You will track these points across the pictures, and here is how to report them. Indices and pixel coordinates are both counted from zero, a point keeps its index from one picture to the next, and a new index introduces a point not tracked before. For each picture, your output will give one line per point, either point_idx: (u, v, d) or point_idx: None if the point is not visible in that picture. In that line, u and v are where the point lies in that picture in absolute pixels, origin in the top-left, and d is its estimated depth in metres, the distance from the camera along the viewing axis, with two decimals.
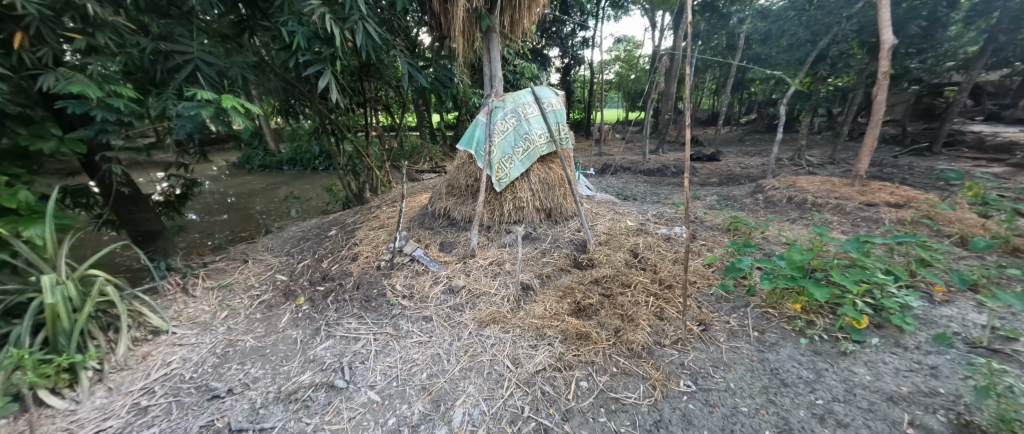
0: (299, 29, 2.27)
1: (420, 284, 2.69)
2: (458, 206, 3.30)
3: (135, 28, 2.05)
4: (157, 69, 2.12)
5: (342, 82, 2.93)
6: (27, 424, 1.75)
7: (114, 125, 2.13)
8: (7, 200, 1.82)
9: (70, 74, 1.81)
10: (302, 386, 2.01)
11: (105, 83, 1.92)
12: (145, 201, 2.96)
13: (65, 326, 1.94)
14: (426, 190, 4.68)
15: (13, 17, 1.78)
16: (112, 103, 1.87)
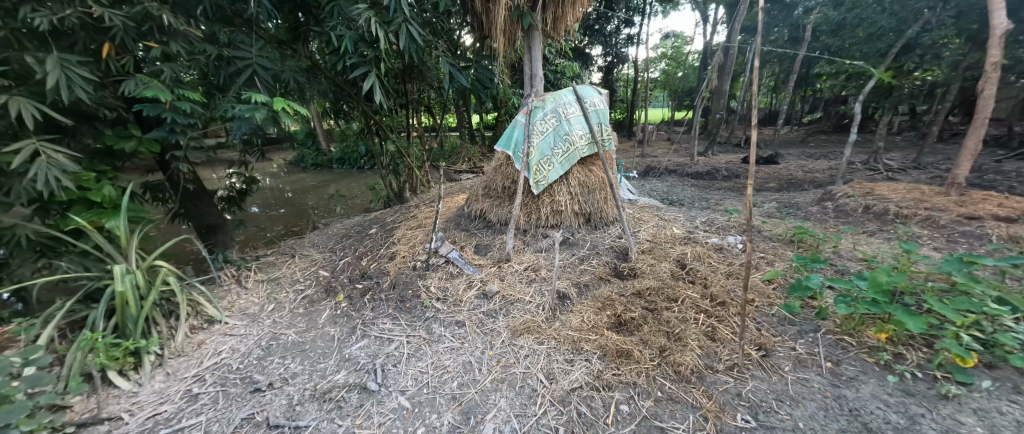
0: (347, 33, 2.42)
1: (453, 288, 2.65)
2: (495, 208, 3.26)
3: (204, 36, 2.35)
4: (222, 74, 2.39)
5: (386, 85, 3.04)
6: (97, 402, 1.88)
7: (183, 126, 2.35)
8: (94, 193, 2.12)
9: (149, 79, 2.09)
10: (336, 385, 2.01)
11: (174, 87, 2.19)
12: (209, 196, 3.20)
13: (132, 311, 2.08)
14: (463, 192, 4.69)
15: (103, 29, 2.13)
16: (182, 106, 2.12)
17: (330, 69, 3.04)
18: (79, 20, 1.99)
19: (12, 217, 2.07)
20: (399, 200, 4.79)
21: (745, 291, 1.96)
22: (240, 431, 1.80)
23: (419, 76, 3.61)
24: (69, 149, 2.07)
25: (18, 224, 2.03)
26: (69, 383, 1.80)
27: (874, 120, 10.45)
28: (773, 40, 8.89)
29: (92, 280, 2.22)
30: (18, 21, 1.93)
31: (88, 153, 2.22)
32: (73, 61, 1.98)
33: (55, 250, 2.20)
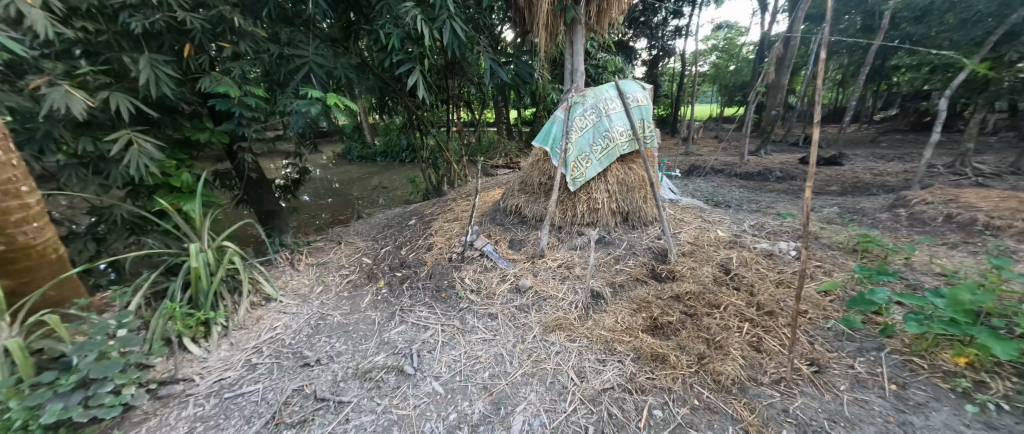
0: (394, 30, 2.53)
1: (487, 280, 2.70)
2: (531, 203, 3.28)
3: (268, 36, 2.54)
4: (281, 72, 2.55)
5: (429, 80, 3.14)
6: (174, 364, 2.12)
7: (248, 119, 2.57)
8: (174, 179, 2.39)
9: (220, 76, 2.30)
10: (376, 366, 2.13)
11: (241, 83, 2.38)
12: (269, 184, 3.48)
13: (204, 286, 2.31)
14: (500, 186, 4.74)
15: (184, 32, 2.37)
16: (248, 100, 2.31)
17: (378, 66, 3.18)
18: (165, 24, 2.23)
19: (112, 199, 2.39)
20: (437, 193, 4.93)
21: (797, 305, 1.81)
22: (292, 401, 1.96)
23: (461, 72, 3.68)
24: (156, 139, 2.33)
25: (116, 204, 2.34)
26: (151, 345, 2.05)
27: (962, 118, 9.26)
28: (844, 29, 8.13)
29: (171, 256, 2.50)
30: (116, 26, 2.19)
31: (170, 143, 2.49)
32: (159, 60, 2.22)
33: (143, 228, 2.51)
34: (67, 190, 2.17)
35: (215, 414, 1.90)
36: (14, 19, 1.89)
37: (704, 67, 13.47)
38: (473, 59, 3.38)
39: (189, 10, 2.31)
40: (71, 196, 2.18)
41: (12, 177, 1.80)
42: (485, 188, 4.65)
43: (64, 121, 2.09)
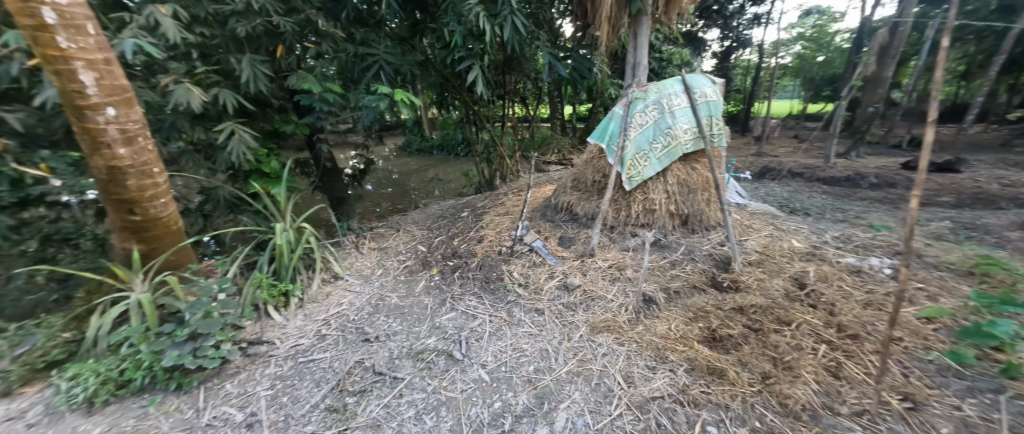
0: (457, 27, 2.64)
1: (535, 276, 2.71)
2: (583, 201, 3.23)
3: (346, 36, 2.82)
4: (356, 70, 2.80)
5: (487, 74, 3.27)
6: (260, 327, 2.40)
7: (326, 114, 2.79)
8: (265, 166, 2.72)
9: (305, 74, 2.54)
10: (427, 348, 2.25)
11: (322, 80, 2.61)
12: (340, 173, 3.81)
13: (286, 261, 2.57)
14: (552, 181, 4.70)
15: (277, 35, 2.64)
16: (326, 96, 2.53)
17: (440, 62, 3.33)
18: (262, 27, 2.51)
19: (216, 181, 2.76)
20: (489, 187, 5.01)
21: (891, 329, 1.55)
22: (353, 372, 2.12)
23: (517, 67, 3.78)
24: (252, 129, 2.65)
25: (220, 186, 2.73)
26: (243, 310, 2.33)
27: None
28: (971, 11, 6.74)
29: (260, 233, 2.83)
30: (223, 31, 2.50)
31: (262, 133, 2.83)
32: (257, 60, 2.51)
33: (240, 206, 2.89)
34: (185, 172, 2.57)
35: (292, 375, 2.12)
36: (149, 27, 2.23)
37: (785, 57, 11.18)
38: (531, 54, 3.40)
39: (282, 14, 2.57)
40: (186, 177, 2.57)
41: (148, 159, 2.13)
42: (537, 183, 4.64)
43: (182, 113, 2.44)
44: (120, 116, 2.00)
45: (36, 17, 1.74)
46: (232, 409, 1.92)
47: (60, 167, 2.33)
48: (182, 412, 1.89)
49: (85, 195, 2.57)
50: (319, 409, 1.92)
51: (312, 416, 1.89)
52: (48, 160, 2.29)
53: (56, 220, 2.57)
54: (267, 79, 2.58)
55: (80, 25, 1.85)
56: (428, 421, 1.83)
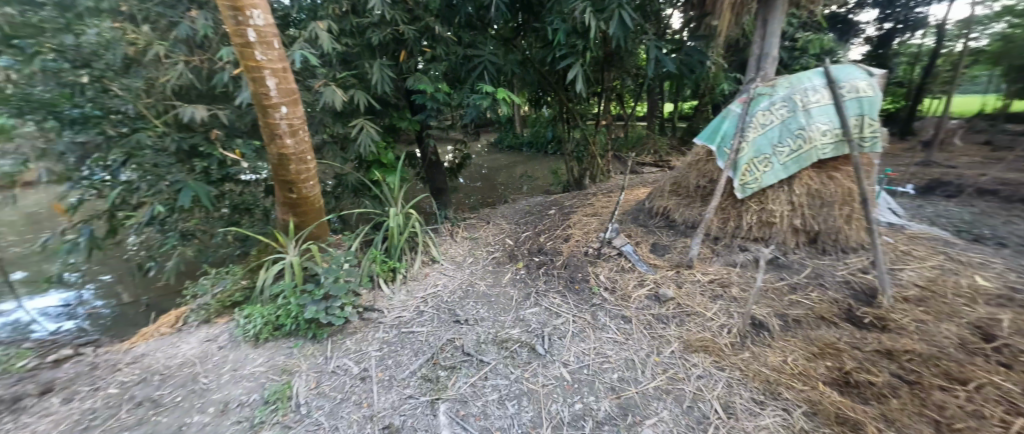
0: (560, 26, 2.64)
1: (622, 282, 2.58)
2: (682, 207, 2.98)
3: (456, 39, 3.08)
4: (463, 70, 3.05)
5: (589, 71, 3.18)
6: (371, 296, 2.53)
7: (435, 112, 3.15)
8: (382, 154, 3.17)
9: (421, 76, 2.83)
10: (512, 339, 2.23)
11: (435, 81, 2.90)
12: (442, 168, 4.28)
13: (396, 242, 2.80)
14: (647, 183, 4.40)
15: (400, 41, 2.98)
16: (437, 95, 2.80)
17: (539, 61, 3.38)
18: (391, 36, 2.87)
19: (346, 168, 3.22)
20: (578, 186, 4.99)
21: None
22: (445, 349, 2.15)
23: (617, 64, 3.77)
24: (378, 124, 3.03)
25: (350, 172, 3.21)
26: (363, 282, 2.47)
27: None
28: None
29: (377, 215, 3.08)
30: (361, 40, 2.90)
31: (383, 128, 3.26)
32: (384, 65, 2.86)
33: (363, 190, 3.36)
34: (325, 159, 3.06)
35: (395, 342, 2.20)
36: (309, 39, 2.69)
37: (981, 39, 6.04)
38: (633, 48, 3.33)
39: (406, 23, 2.90)
40: (326, 164, 3.07)
41: (306, 149, 2.32)
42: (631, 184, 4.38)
43: (327, 111, 2.92)
44: (291, 113, 2.21)
45: (243, 35, 2.02)
46: (349, 363, 2.06)
47: (248, 152, 2.96)
48: (316, 358, 2.08)
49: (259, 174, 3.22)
50: (416, 377, 1.98)
51: (410, 381, 1.96)
52: (240, 147, 2.93)
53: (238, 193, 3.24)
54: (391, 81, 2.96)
55: (269, 40, 2.09)
56: (511, 408, 1.82)
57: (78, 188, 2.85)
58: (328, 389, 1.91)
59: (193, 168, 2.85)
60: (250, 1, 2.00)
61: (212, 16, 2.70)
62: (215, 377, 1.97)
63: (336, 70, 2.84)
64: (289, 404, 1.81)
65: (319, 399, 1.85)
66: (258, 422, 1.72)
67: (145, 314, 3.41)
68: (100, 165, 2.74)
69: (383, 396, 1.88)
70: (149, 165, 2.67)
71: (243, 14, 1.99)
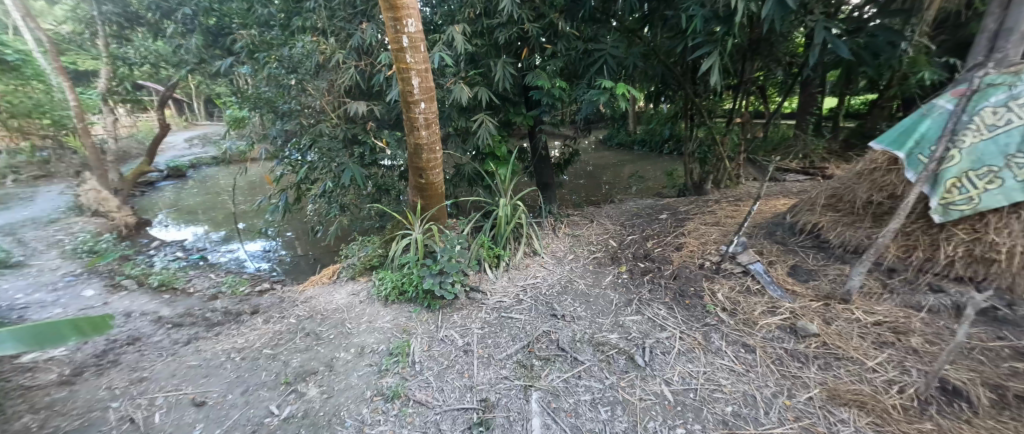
0: (699, 12, 2.40)
1: (746, 305, 2.21)
2: (841, 227, 2.44)
3: (578, 35, 3.09)
4: (582, 65, 3.03)
5: (728, 61, 2.83)
6: (479, 278, 2.71)
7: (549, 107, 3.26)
8: (496, 147, 3.37)
9: (540, 72, 2.94)
10: (609, 343, 2.12)
11: (552, 77, 2.96)
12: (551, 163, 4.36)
13: (503, 231, 2.84)
14: (788, 193, 3.71)
15: (524, 40, 3.13)
16: (553, 91, 2.87)
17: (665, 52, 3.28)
18: (516, 34, 3.00)
19: (468, 158, 3.50)
20: (696, 190, 4.60)
21: None
22: (539, 341, 2.18)
23: (764, 52, 3.33)
24: (496, 119, 3.25)
25: (468, 162, 3.47)
26: (471, 263, 2.63)
27: None
28: None
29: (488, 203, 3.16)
30: (489, 40, 3.09)
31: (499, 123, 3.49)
32: (507, 63, 3.04)
33: (478, 181, 3.60)
34: (448, 149, 3.35)
35: (496, 323, 2.33)
36: (446, 42, 2.99)
37: None
38: (786, 32, 2.92)
39: (532, 21, 3.00)
40: (448, 153, 3.36)
41: (436, 140, 2.50)
42: (766, 193, 3.74)
43: (455, 106, 3.20)
44: (428, 109, 2.38)
45: (399, 41, 2.19)
46: (455, 334, 2.26)
47: (392, 141, 3.32)
48: (429, 324, 2.34)
49: (397, 161, 3.48)
50: (512, 361, 2.07)
51: (506, 363, 2.07)
52: (387, 136, 3.31)
53: (380, 176, 3.54)
54: (512, 78, 3.14)
55: (418, 44, 2.23)
56: (604, 413, 1.77)
57: (283, 162, 3.59)
58: (438, 353, 2.13)
59: (354, 153, 3.35)
60: (408, 10, 2.15)
61: (378, 27, 3.09)
62: (356, 325, 2.36)
63: (464, 69, 3.10)
64: (408, 359, 2.08)
65: (430, 360, 2.09)
66: (384, 369, 2.03)
67: (310, 265, 4.39)
68: (296, 147, 3.46)
69: (482, 371, 2.03)
70: (325, 148, 3.26)
71: (401, 24, 2.15)
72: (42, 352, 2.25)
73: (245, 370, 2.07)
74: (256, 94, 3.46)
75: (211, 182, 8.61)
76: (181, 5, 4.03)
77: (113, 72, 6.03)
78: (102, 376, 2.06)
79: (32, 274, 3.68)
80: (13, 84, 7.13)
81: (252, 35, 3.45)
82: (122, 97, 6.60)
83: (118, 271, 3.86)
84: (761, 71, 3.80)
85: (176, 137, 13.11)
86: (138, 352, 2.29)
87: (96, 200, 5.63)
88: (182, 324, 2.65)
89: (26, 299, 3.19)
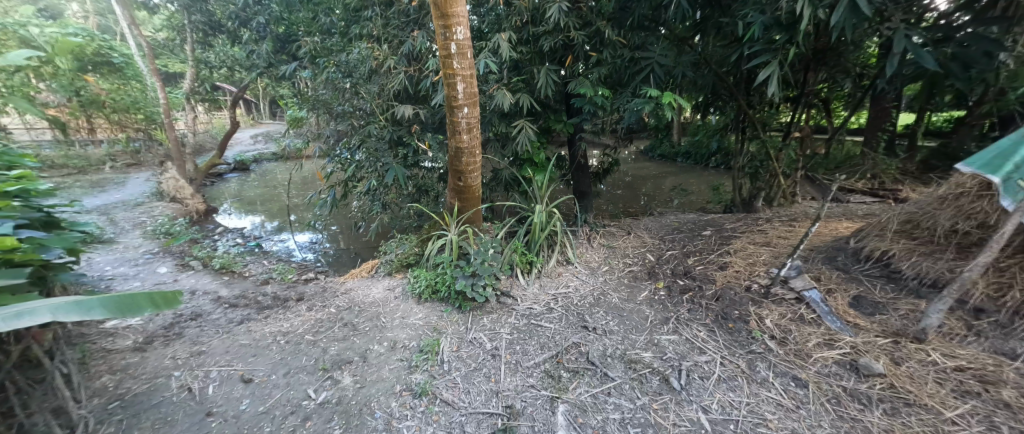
0: (759, 18, 2.33)
1: (799, 335, 2.02)
2: (918, 257, 2.18)
3: (625, 42, 3.05)
4: (627, 73, 3.00)
5: (788, 71, 2.66)
6: (511, 283, 2.70)
7: (590, 114, 3.24)
8: (535, 153, 3.38)
9: (583, 80, 2.94)
10: (642, 362, 2.03)
11: (596, 85, 2.95)
12: (590, 171, 4.29)
13: (537, 238, 2.82)
14: (852, 216, 3.38)
15: (569, 47, 3.13)
16: (595, 99, 2.86)
17: (718, 61, 3.18)
18: (562, 42, 3.01)
19: (507, 164, 3.54)
20: (744, 207, 4.35)
21: None
22: (567, 352, 2.13)
23: (830, 62, 3.11)
24: (535, 126, 3.27)
25: (507, 167, 3.50)
26: (503, 268, 2.63)
27: None
28: None
29: (523, 209, 3.14)
30: (534, 47, 3.13)
31: (539, 129, 3.52)
32: (549, 70, 3.05)
33: (515, 186, 3.61)
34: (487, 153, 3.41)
35: (525, 330, 2.31)
36: (492, 49, 3.06)
37: None
38: (857, 40, 2.71)
39: (578, 28, 3.00)
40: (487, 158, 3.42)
41: (476, 144, 2.54)
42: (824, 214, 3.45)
43: (496, 112, 3.25)
44: (470, 114, 2.43)
45: (447, 48, 2.26)
46: (483, 337, 2.27)
47: (433, 144, 3.41)
48: (459, 325, 2.37)
49: (436, 164, 3.58)
50: (539, 370, 2.04)
51: (533, 371, 2.04)
52: (429, 139, 3.41)
53: (421, 177, 3.72)
54: (555, 85, 3.15)
55: (465, 51, 2.29)
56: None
57: (334, 160, 3.80)
58: (465, 355, 2.15)
59: (398, 154, 3.47)
60: (458, 18, 2.22)
61: (428, 34, 3.22)
62: (389, 319, 2.45)
63: (507, 76, 3.15)
64: (437, 358, 2.12)
65: (458, 361, 2.11)
66: (414, 365, 2.08)
67: (350, 258, 4.63)
68: (346, 146, 3.65)
69: (509, 377, 2.01)
70: (372, 148, 3.41)
71: (450, 31, 2.23)
72: (122, 320, 2.54)
73: (288, 352, 2.21)
74: (315, 96, 3.74)
75: (270, 176, 9.33)
76: (255, 15, 4.43)
77: (196, 74, 6.75)
78: (167, 346, 2.29)
79: (119, 250, 4.17)
80: (116, 83, 8.20)
81: (315, 42, 3.76)
82: (201, 96, 7.35)
83: (187, 253, 4.29)
84: (826, 82, 3.54)
85: (243, 134, 14.36)
86: (199, 327, 2.52)
87: (175, 187, 6.29)
88: (237, 304, 2.89)
89: (113, 271, 3.62)
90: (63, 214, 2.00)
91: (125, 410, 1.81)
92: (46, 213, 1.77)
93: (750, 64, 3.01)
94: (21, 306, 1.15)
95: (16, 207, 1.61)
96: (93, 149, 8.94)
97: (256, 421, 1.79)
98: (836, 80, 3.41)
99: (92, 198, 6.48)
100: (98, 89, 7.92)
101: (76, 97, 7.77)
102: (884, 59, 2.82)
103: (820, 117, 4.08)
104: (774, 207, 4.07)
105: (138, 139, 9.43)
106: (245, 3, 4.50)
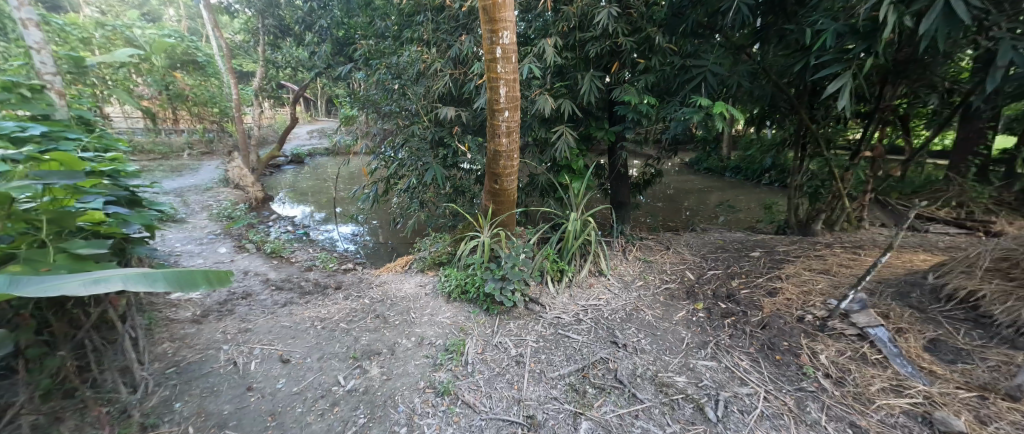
0: (831, 25, 2.18)
1: (860, 376, 1.81)
2: (1019, 303, 1.88)
3: (677, 49, 2.95)
4: (676, 82, 2.90)
5: (861, 82, 2.44)
6: (541, 290, 2.66)
7: (634, 123, 3.17)
8: (575, 160, 3.34)
9: (629, 87, 2.89)
10: (675, 386, 1.90)
11: (642, 93, 2.89)
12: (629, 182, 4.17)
13: (569, 245, 2.75)
14: (933, 248, 3.01)
15: (617, 54, 3.10)
16: (641, 107, 2.79)
17: (778, 70, 3.01)
18: (609, 47, 2.99)
19: (545, 170, 3.53)
20: (803, 230, 4.00)
21: None
22: (593, 367, 2.05)
23: (913, 76, 2.81)
24: (576, 132, 3.25)
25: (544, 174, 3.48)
26: (533, 274, 2.59)
27: None
28: None
29: (558, 216, 3.09)
30: (580, 53, 3.12)
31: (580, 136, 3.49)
32: (594, 76, 3.01)
33: (551, 192, 3.58)
34: (526, 158, 3.42)
35: (551, 339, 2.26)
36: (538, 54, 3.08)
37: None
38: (950, 49, 2.43)
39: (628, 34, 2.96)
40: (524, 162, 3.43)
41: (516, 148, 2.55)
42: (898, 244, 3.09)
43: (537, 117, 3.26)
44: (511, 118, 2.44)
45: (492, 52, 2.30)
46: (508, 343, 2.25)
47: (473, 146, 3.45)
48: (486, 327, 2.37)
49: (475, 166, 3.63)
50: (564, 382, 1.98)
51: (558, 383, 1.98)
52: (469, 141, 3.46)
53: (458, 178, 3.78)
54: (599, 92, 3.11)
55: (510, 56, 2.31)
56: None
57: (379, 157, 3.97)
58: (490, 359, 2.14)
59: (438, 154, 3.57)
60: (505, 23, 2.25)
61: (475, 39, 3.30)
62: (418, 314, 2.50)
63: (550, 82, 3.16)
64: (461, 358, 2.12)
65: (482, 364, 2.10)
66: (438, 363, 2.09)
67: (387, 252, 4.80)
68: (391, 144, 3.82)
69: (531, 386, 1.97)
70: (415, 147, 3.53)
71: (497, 35, 2.26)
72: (184, 294, 2.81)
73: (323, 338, 2.31)
74: (365, 95, 3.95)
75: (323, 170, 9.97)
76: (318, 19, 4.78)
77: (266, 73, 7.43)
78: (220, 321, 2.49)
79: (188, 229, 4.62)
80: (199, 79, 9.16)
81: (370, 45, 4.00)
82: (269, 94, 8.05)
83: (245, 236, 4.67)
84: (906, 96, 3.21)
85: (301, 129, 15.48)
86: (247, 306, 2.73)
87: (238, 175, 6.85)
88: (282, 288, 3.11)
89: (181, 248, 4.01)
90: (145, 194, 2.21)
91: (179, 376, 1.98)
92: (130, 191, 1.95)
93: (815, 74, 2.80)
94: (96, 274, 1.22)
95: (104, 185, 1.79)
96: (176, 138, 9.98)
97: (289, 401, 1.89)
98: (920, 96, 3.08)
99: (172, 181, 7.24)
100: (183, 85, 8.90)
101: (165, 91, 8.79)
102: (983, 73, 2.52)
103: (896, 135, 3.70)
104: (837, 232, 3.72)
105: (213, 130, 10.41)
106: (310, 8, 4.88)
